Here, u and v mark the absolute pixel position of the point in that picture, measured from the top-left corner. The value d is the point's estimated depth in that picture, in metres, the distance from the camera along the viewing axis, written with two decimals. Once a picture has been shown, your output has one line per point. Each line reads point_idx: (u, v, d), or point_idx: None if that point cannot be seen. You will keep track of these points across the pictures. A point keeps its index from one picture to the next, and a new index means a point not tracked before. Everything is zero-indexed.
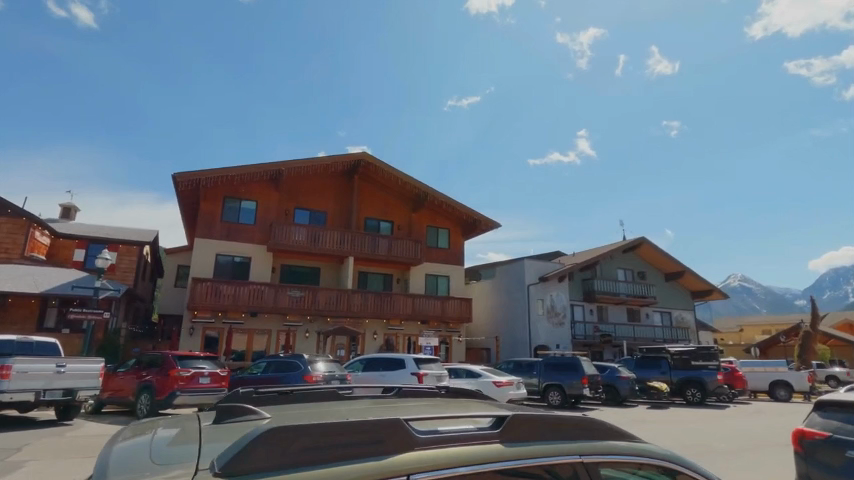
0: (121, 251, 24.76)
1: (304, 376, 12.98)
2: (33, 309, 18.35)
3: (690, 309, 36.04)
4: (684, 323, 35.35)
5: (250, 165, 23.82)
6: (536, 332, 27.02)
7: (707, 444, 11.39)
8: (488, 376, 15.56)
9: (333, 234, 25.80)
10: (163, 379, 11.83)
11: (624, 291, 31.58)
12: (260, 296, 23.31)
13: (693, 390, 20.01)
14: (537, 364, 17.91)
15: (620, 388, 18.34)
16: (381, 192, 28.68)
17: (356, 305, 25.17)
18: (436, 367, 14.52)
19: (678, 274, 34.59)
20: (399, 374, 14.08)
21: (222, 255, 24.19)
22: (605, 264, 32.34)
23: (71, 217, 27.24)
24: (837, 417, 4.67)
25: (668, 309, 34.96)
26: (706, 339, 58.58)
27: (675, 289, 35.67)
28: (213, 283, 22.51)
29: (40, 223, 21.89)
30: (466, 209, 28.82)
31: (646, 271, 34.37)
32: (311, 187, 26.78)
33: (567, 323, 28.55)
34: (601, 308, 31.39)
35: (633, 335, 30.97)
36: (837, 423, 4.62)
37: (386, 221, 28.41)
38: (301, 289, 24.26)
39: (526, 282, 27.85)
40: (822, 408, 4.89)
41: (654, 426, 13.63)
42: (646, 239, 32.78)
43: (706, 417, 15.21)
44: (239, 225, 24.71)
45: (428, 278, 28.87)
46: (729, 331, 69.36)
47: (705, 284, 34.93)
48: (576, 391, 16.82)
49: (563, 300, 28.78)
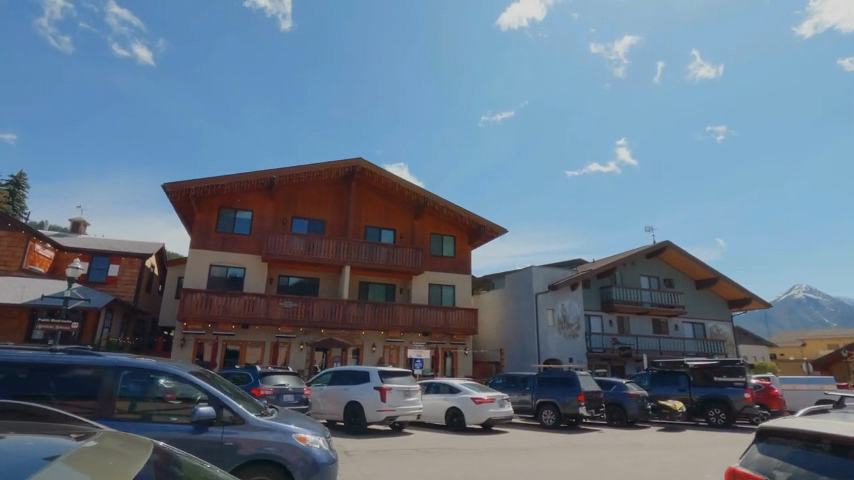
0: (123, 263, 25.04)
1: (251, 391, 11.82)
2: (20, 321, 18.42)
3: (726, 319, 32.80)
4: (719, 334, 32.18)
5: (242, 174, 23.50)
6: (546, 345, 25.01)
7: (703, 475, 9.53)
8: (467, 391, 14.01)
9: (330, 243, 25.03)
10: None
11: (647, 300, 29.10)
12: (252, 307, 22.71)
13: (716, 410, 17.65)
14: (531, 378, 16.21)
15: (627, 406, 16.31)
16: (381, 199, 27.77)
17: (352, 316, 24.15)
18: (403, 380, 13.15)
19: (711, 281, 31.63)
20: (361, 388, 12.77)
21: (216, 266, 23.90)
22: (626, 271, 29.96)
23: (80, 231, 28.25)
24: (781, 452, 3.27)
25: (700, 320, 31.96)
26: (757, 354, 53.88)
27: (708, 298, 32.66)
28: (204, 293, 22.15)
29: (40, 236, 22.48)
30: (469, 215, 27.49)
31: (673, 279, 31.64)
32: (308, 195, 26.23)
33: (582, 334, 26.35)
34: (623, 318, 28.96)
35: (659, 348, 28.30)
36: (777, 461, 3.23)
37: (387, 229, 27.47)
38: (295, 299, 23.50)
39: (534, 290, 25.98)
40: (765, 439, 3.47)
41: (651, 452, 11.74)
42: (671, 242, 30.14)
43: (721, 443, 13.07)
44: (234, 235, 24.42)
45: (431, 288, 27.55)
46: (787, 345, 63.53)
47: (742, 292, 31.81)
48: (572, 410, 14.96)
49: (577, 310, 26.62)
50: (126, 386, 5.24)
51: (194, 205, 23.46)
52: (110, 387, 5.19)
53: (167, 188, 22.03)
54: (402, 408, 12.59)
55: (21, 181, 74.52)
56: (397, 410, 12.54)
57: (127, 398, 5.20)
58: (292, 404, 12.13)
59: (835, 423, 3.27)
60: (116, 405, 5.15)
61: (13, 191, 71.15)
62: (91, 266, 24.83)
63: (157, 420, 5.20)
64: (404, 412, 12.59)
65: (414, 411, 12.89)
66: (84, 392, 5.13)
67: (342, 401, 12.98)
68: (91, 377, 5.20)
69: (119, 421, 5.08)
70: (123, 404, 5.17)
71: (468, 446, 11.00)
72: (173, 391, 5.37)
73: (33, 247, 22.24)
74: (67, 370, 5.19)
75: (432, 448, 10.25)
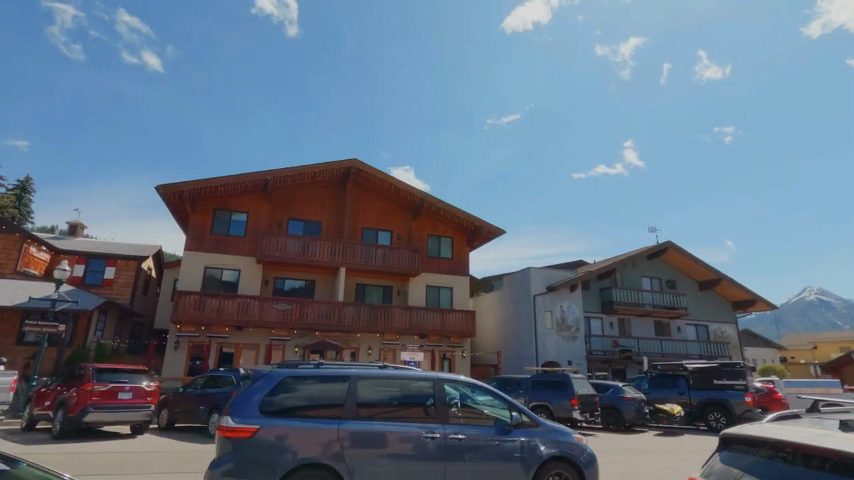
0: (119, 266, 25.03)
1: (233, 393, 11.56)
2: (11, 324, 18.32)
3: (731, 321, 32.19)
4: (723, 337, 31.60)
5: (235, 175, 23.31)
6: (544, 348, 24.61)
7: None
8: None
9: (325, 245, 24.82)
10: (77, 392, 10.85)
11: (649, 301, 28.61)
12: (246, 310, 22.53)
13: (717, 414, 17.20)
14: (525, 381, 15.86)
15: (623, 410, 15.90)
16: (378, 200, 27.49)
17: (347, 318, 23.88)
18: None
19: (714, 282, 31.10)
20: None
21: (211, 268, 23.78)
22: (627, 272, 29.51)
23: (77, 233, 28.27)
24: (743, 461, 3.00)
25: (703, 322, 31.39)
26: (764, 357, 52.95)
27: (712, 299, 32.10)
28: (199, 295, 22.01)
29: (35, 239, 22.45)
30: (467, 215, 27.16)
31: (676, 280, 31.11)
32: (304, 197, 26.05)
33: (582, 336, 25.90)
34: (624, 320, 28.48)
35: (661, 351, 27.79)
36: (738, 472, 2.95)
37: (384, 230, 27.18)
38: (289, 302, 23.28)
39: (532, 291, 25.61)
40: (729, 447, 3.20)
41: (644, 457, 11.36)
42: (673, 242, 29.65)
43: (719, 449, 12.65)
44: (229, 237, 24.31)
45: (429, 290, 27.25)
46: (798, 348, 62.34)
47: (746, 293, 31.20)
48: (566, 413, 14.56)
49: (576, 312, 26.20)
50: (452, 397, 6.18)
51: (188, 208, 23.36)
52: (439, 397, 6.14)
53: (160, 190, 21.92)
54: None
55: (27, 185, 75.14)
56: None
57: (454, 406, 6.14)
58: None
59: (798, 428, 2.99)
60: (449, 412, 6.07)
61: (20, 195, 71.76)
62: (87, 269, 24.85)
63: (476, 421, 6.14)
64: None
65: None
66: (421, 402, 6.06)
67: None
68: (421, 388, 6.16)
69: (344, 424, 5.64)
70: (455, 411, 6.12)
71: None
72: (479, 398, 6.31)
73: (28, 249, 22.22)
74: (404, 383, 6.16)
75: None
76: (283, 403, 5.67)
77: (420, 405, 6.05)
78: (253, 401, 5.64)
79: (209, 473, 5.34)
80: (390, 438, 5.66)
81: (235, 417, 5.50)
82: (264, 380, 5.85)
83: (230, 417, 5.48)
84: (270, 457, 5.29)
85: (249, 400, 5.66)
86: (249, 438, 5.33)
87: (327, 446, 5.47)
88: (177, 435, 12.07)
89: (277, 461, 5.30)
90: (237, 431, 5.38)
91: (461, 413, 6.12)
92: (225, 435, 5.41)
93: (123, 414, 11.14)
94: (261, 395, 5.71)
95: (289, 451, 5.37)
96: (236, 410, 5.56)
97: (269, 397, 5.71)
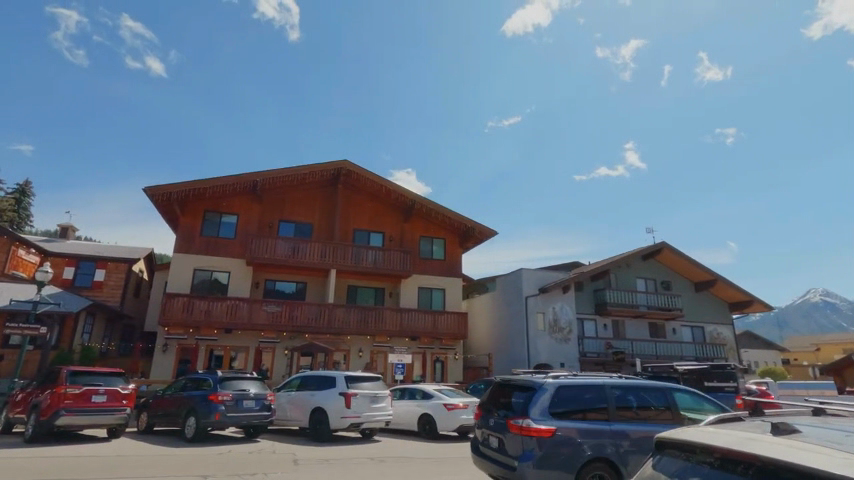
0: (109, 268, 24.94)
1: (209, 396, 11.40)
2: None
3: (727, 323, 31.95)
4: (719, 339, 31.36)
5: (224, 177, 23.23)
6: (536, 349, 24.40)
7: None
8: (439, 397, 13.47)
9: (316, 247, 24.67)
10: (50, 396, 10.72)
11: (643, 303, 28.39)
12: (235, 312, 22.41)
13: None
14: None
15: None
16: (370, 202, 27.33)
17: (338, 320, 23.71)
18: (371, 386, 12.69)
19: (710, 283, 30.89)
20: (326, 394, 12.31)
21: (200, 270, 23.64)
22: (621, 273, 29.31)
23: (68, 236, 28.23)
24: (673, 467, 2.87)
25: (699, 324, 31.16)
26: (764, 359, 52.66)
27: (708, 301, 31.88)
28: (188, 297, 21.89)
29: (23, 241, 22.36)
30: (458, 216, 27.00)
31: (671, 281, 30.92)
32: (295, 199, 25.92)
33: (575, 338, 25.68)
34: (618, 322, 28.26)
35: (656, 353, 27.55)
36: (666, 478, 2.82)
37: (376, 232, 27.01)
38: (279, 304, 23.12)
39: (524, 293, 25.41)
40: (662, 452, 3.06)
41: None
42: (667, 243, 29.46)
43: None
44: (219, 239, 24.19)
45: (421, 291, 27.05)
46: (800, 350, 61.91)
47: (743, 294, 30.98)
48: None
49: (569, 314, 25.98)
50: (676, 401, 7.19)
51: (177, 209, 23.27)
52: (671, 402, 7.13)
53: (148, 192, 21.81)
54: (367, 415, 12.14)
55: (27, 189, 75.38)
56: (361, 416, 12.08)
57: (683, 411, 7.17)
58: (253, 411, 11.71)
59: (727, 430, 2.86)
60: (678, 415, 7.08)
61: (20, 199, 71.98)
62: (77, 271, 24.78)
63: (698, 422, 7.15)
64: (369, 419, 12.15)
65: (381, 418, 12.40)
66: (659, 407, 7.04)
67: (308, 408, 12.53)
68: (655, 394, 7.14)
69: (613, 425, 6.57)
70: (684, 415, 7.14)
71: (430, 453, 10.13)
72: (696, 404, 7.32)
73: (17, 252, 22.15)
74: (642, 389, 7.11)
75: (389, 457, 9.57)
76: (561, 407, 6.49)
77: (657, 410, 7.02)
78: (539, 404, 6.42)
79: (515, 469, 6.09)
80: (650, 436, 6.64)
81: (532, 418, 6.27)
82: (537, 386, 6.64)
83: (526, 418, 6.24)
84: (567, 454, 6.11)
85: (531, 405, 6.43)
86: (549, 438, 6.11)
87: (603, 445, 6.36)
88: (154, 439, 11.91)
89: (567, 458, 6.12)
90: (539, 431, 6.15)
91: (687, 417, 7.14)
92: (525, 433, 6.17)
93: (97, 417, 11.00)
94: (541, 401, 6.47)
95: (578, 448, 6.22)
96: (529, 412, 6.32)
97: (551, 403, 6.50)
